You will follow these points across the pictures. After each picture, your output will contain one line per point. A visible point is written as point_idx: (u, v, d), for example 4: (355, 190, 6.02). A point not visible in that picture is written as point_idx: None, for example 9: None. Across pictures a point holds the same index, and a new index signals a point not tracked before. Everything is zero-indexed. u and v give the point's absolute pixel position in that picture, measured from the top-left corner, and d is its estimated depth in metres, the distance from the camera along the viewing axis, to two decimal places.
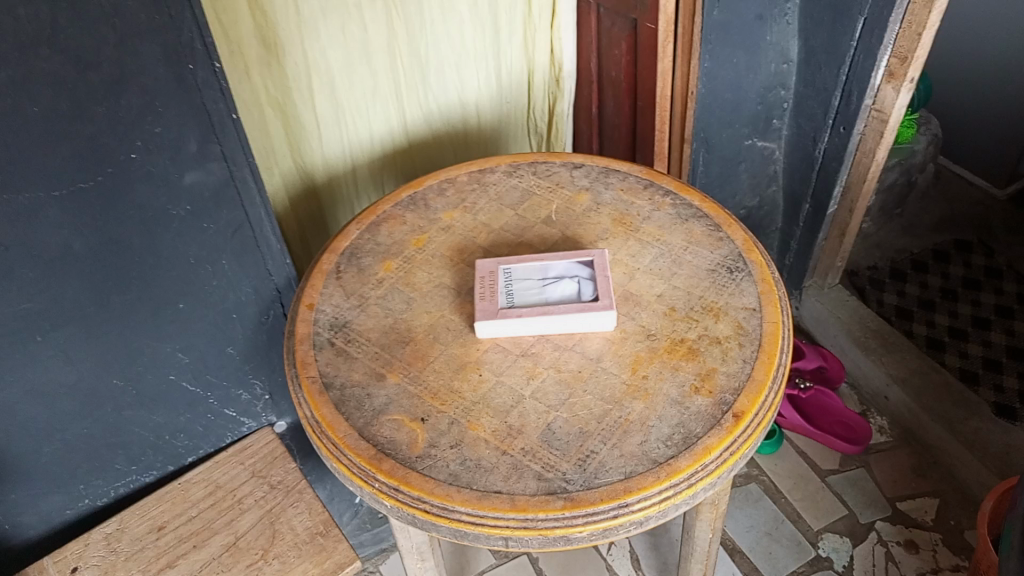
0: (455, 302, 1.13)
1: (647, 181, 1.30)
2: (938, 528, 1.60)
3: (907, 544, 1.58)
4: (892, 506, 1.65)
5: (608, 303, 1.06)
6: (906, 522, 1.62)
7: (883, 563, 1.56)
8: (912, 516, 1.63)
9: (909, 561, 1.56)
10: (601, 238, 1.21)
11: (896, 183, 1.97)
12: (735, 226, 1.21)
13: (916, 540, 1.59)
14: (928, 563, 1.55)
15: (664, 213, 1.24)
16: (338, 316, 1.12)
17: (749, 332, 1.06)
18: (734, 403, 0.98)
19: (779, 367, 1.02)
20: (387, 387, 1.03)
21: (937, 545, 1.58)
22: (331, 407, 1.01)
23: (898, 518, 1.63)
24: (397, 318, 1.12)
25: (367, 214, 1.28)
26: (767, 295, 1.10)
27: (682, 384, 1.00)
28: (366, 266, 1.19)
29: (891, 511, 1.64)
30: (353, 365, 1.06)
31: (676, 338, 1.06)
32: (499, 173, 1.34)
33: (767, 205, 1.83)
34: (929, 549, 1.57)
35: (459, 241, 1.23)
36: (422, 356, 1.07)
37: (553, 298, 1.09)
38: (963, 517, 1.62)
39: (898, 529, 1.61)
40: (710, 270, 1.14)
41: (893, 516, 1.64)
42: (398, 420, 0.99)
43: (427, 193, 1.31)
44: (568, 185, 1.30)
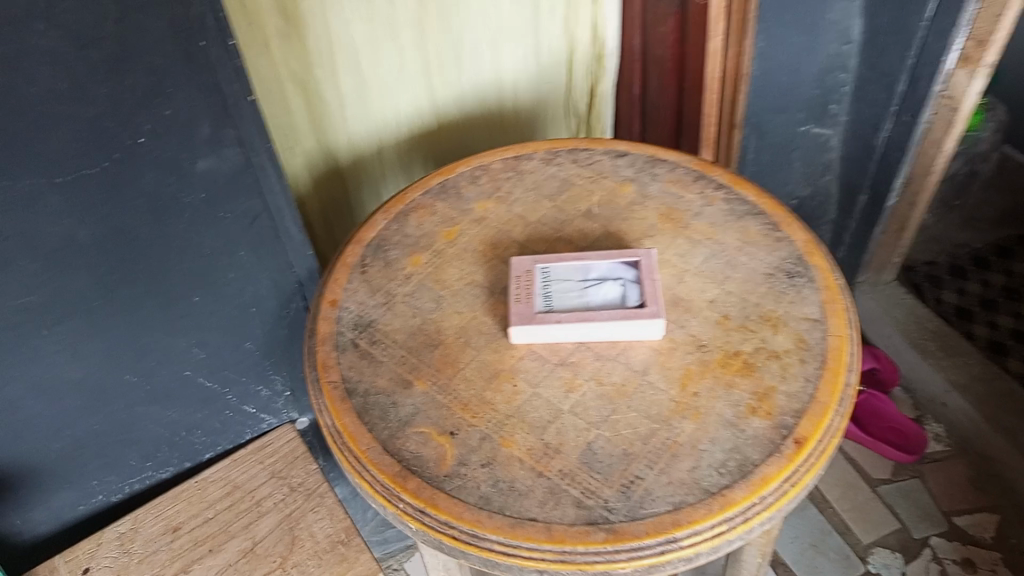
0: (489, 303, 1.05)
1: (698, 172, 1.20)
2: (997, 546, 1.51)
3: (964, 563, 1.49)
4: (947, 521, 1.56)
5: (655, 310, 0.97)
6: (962, 539, 1.53)
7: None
8: (969, 532, 1.54)
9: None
10: (648, 235, 1.11)
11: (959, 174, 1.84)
12: (795, 225, 1.10)
13: (973, 559, 1.50)
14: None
15: (716, 208, 1.14)
16: (363, 314, 1.04)
17: (811, 346, 0.96)
18: (796, 427, 0.89)
19: (846, 387, 0.93)
20: (414, 396, 0.95)
21: (996, 565, 1.48)
22: (355, 417, 0.94)
23: (954, 534, 1.54)
24: (426, 318, 1.04)
25: (395, 203, 1.19)
26: (831, 304, 1.01)
27: (736, 403, 0.92)
28: (394, 260, 1.11)
29: (947, 526, 1.56)
30: (378, 370, 0.98)
31: (729, 351, 0.97)
32: (537, 161, 1.25)
33: (821, 195, 1.70)
34: (988, 569, 1.48)
35: (493, 234, 1.14)
36: (452, 362, 0.98)
37: (596, 302, 1.00)
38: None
39: (954, 546, 1.52)
40: (767, 274, 1.05)
41: (949, 532, 1.55)
42: (425, 433, 0.92)
43: (458, 181, 1.22)
44: (611, 176, 1.20)
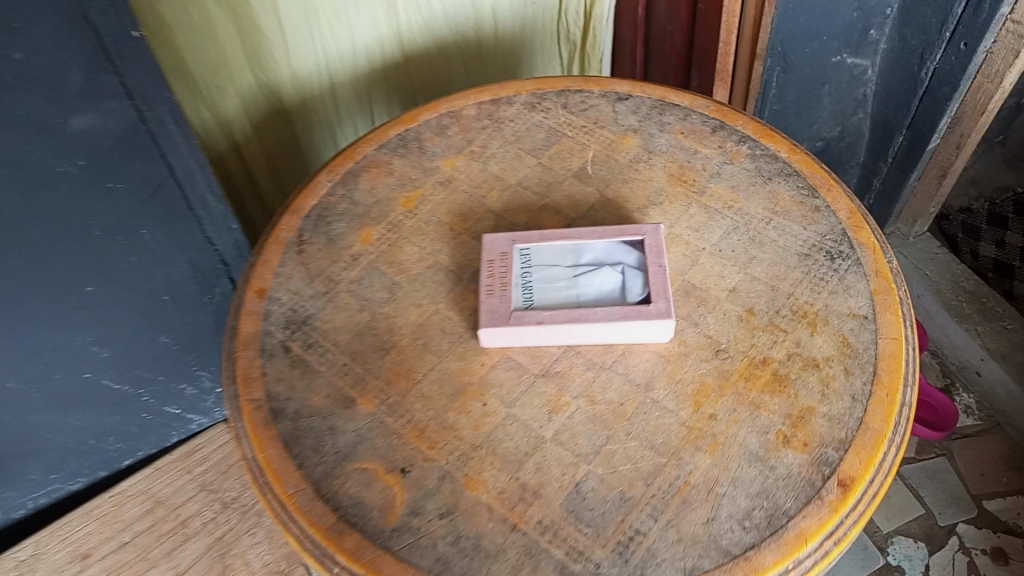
0: (454, 293, 0.84)
1: (717, 121, 0.96)
2: None
3: (995, 554, 1.33)
4: (977, 505, 1.38)
5: (664, 307, 0.76)
6: (994, 526, 1.36)
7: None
8: (1001, 518, 1.36)
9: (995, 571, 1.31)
10: (653, 203, 0.90)
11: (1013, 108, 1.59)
12: (836, 190, 0.89)
13: (1005, 550, 1.33)
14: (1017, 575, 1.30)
15: (739, 167, 0.92)
16: (297, 308, 0.84)
17: (858, 352, 0.76)
18: (841, 464, 0.70)
19: (903, 409, 0.73)
20: (357, 420, 0.76)
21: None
22: (279, 449, 0.74)
23: (983, 520, 1.36)
24: (375, 313, 0.83)
25: (343, 160, 0.96)
26: (884, 296, 0.80)
27: (765, 431, 0.72)
28: (337, 236, 0.89)
29: (977, 511, 1.37)
30: (312, 384, 0.78)
31: (755, 359, 0.77)
32: (518, 106, 1.01)
33: (850, 135, 1.44)
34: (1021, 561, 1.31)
35: (462, 202, 0.92)
36: (407, 373, 0.78)
37: (588, 296, 0.78)
38: None
39: (983, 535, 1.35)
40: (802, 255, 0.84)
41: (977, 518, 1.37)
42: (368, 471, 0.72)
43: (422, 131, 0.99)
44: (610, 126, 0.97)
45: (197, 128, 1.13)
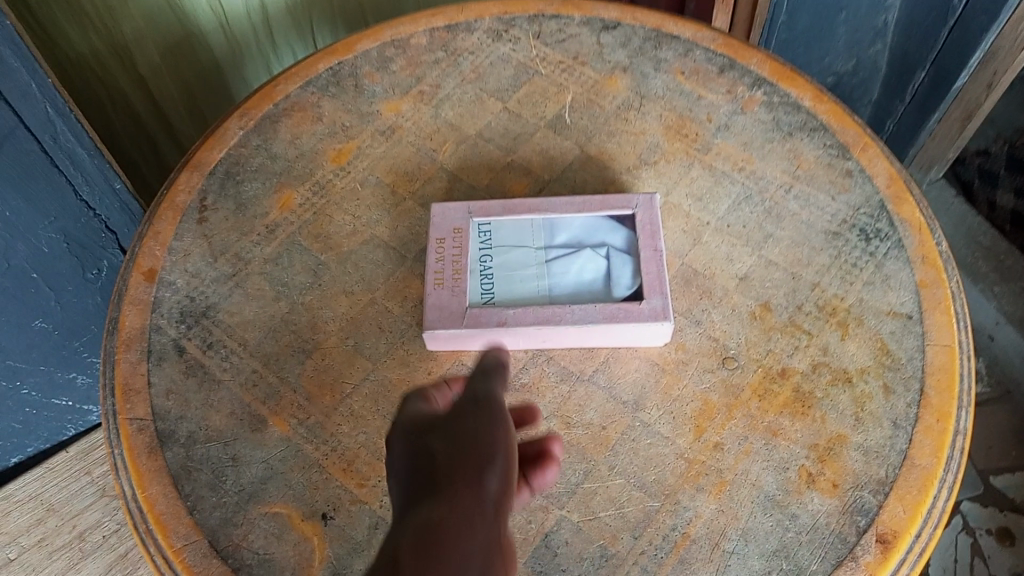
0: (394, 278, 0.67)
1: (725, 59, 0.78)
2: None
3: (1000, 534, 1.11)
4: (982, 480, 1.16)
5: (659, 306, 0.59)
6: (1000, 503, 1.14)
7: (966, 560, 1.09)
8: (1009, 495, 1.14)
9: (1000, 555, 1.09)
10: (646, 162, 0.72)
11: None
12: (872, 150, 0.72)
13: (1011, 530, 1.12)
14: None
15: (752, 118, 0.74)
16: (194, 296, 0.66)
17: (901, 364, 0.61)
18: (881, 514, 0.55)
19: (957, 438, 0.58)
20: (267, 447, 0.59)
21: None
22: (165, 486, 0.58)
23: (989, 497, 1.15)
24: (295, 304, 0.66)
25: (260, 101, 0.76)
26: (932, 291, 0.64)
27: (783, 468, 0.57)
28: (248, 200, 0.71)
29: (982, 487, 1.15)
30: (211, 399, 0.61)
31: (771, 371, 0.61)
32: (479, 34, 0.81)
33: (864, 70, 1.18)
34: None
35: (408, 158, 0.74)
36: (332, 386, 0.62)
37: (563, 288, 0.62)
38: None
39: (988, 513, 1.13)
40: (829, 234, 0.68)
41: (982, 495, 1.15)
42: (280, 516, 0.56)
43: (360, 65, 0.79)
44: (592, 63, 0.79)
45: (89, 62, 0.90)
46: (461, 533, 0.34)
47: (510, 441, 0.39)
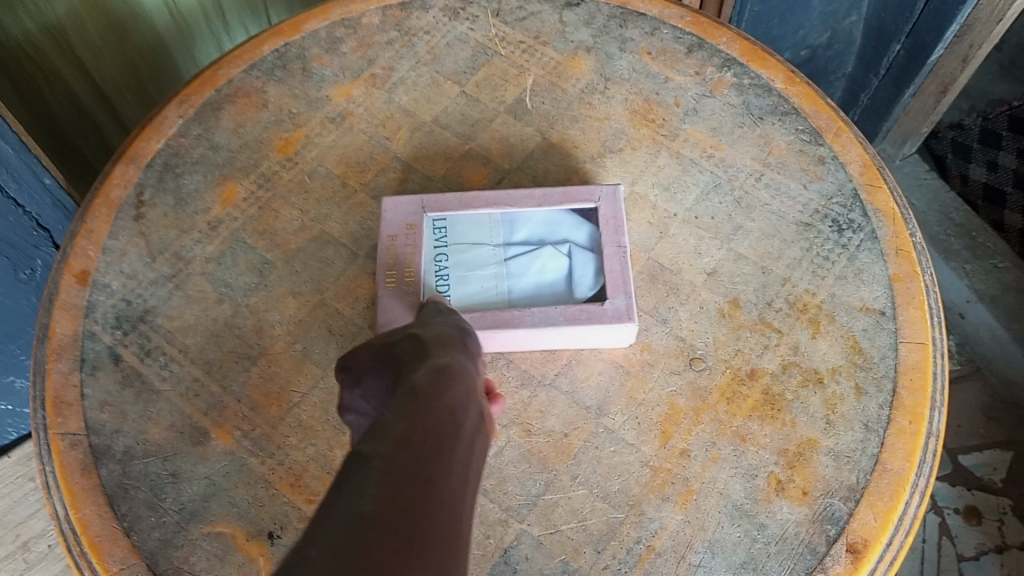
0: (345, 278, 0.63)
1: (693, 38, 0.74)
2: (1010, 492, 1.07)
3: (967, 513, 1.05)
4: (949, 459, 1.09)
5: (623, 307, 0.56)
6: (967, 482, 1.07)
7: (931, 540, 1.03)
8: (976, 475, 1.08)
9: (967, 535, 1.04)
10: (610, 150, 0.69)
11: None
12: (845, 135, 0.69)
13: (979, 508, 1.05)
14: (991, 540, 1.03)
15: (721, 101, 0.71)
16: (131, 300, 0.62)
17: (874, 362, 0.59)
18: (852, 521, 0.53)
19: (931, 440, 0.56)
20: (210, 462, 0.56)
21: (1004, 515, 1.05)
22: (100, 506, 0.54)
23: (956, 475, 1.08)
24: (240, 306, 0.62)
25: (202, 86, 0.71)
26: (907, 285, 0.62)
27: (751, 476, 0.55)
28: (188, 195, 0.66)
29: (948, 466, 1.09)
30: (150, 411, 0.58)
31: (740, 372, 0.59)
32: (435, 12, 0.77)
33: (840, 42, 1.13)
34: (995, 521, 1.04)
35: (359, 148, 0.70)
36: (279, 395, 0.59)
37: (523, 289, 0.59)
38: None
39: (957, 492, 1.07)
40: (801, 225, 0.65)
41: (950, 474, 1.08)
42: (224, 536, 0.53)
43: (309, 47, 0.74)
44: (554, 43, 0.75)
45: (23, 46, 0.83)
46: (458, 374, 0.41)
47: (466, 327, 0.48)
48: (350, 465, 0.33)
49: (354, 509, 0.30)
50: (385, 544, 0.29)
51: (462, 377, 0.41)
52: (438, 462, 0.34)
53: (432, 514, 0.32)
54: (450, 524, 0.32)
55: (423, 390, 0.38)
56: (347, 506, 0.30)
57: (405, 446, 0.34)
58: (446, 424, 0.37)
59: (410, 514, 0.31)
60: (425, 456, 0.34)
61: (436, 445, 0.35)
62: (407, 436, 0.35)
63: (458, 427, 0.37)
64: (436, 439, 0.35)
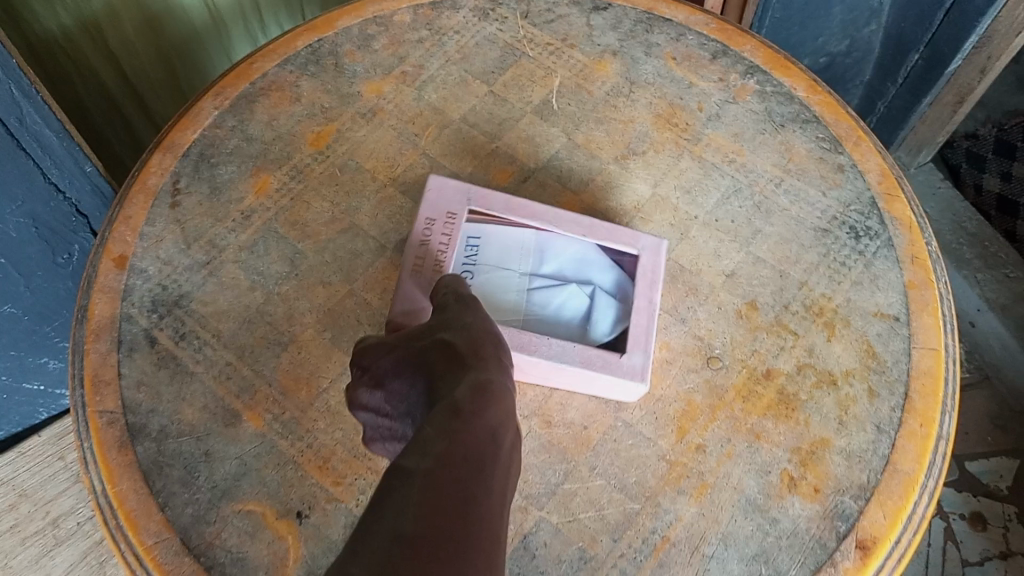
0: (373, 270, 0.65)
1: (717, 45, 0.76)
2: (1015, 500, 1.08)
3: (972, 519, 1.06)
4: (956, 466, 1.10)
5: (639, 365, 0.56)
6: (973, 489, 1.09)
7: (937, 546, 1.04)
8: (982, 482, 1.09)
9: (973, 541, 1.05)
10: (633, 152, 0.71)
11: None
12: (865, 145, 0.70)
13: (984, 515, 1.07)
14: (996, 545, 1.05)
15: (743, 108, 0.72)
16: (167, 285, 0.64)
17: (887, 366, 0.60)
18: (862, 519, 0.55)
19: (941, 443, 0.58)
20: (241, 443, 0.58)
21: (1010, 521, 1.06)
22: (136, 483, 0.56)
23: (963, 483, 1.09)
24: (271, 294, 0.64)
25: (237, 79, 0.73)
26: (921, 292, 0.63)
27: (765, 472, 0.57)
28: (223, 184, 0.68)
29: (956, 474, 1.10)
30: (184, 393, 0.59)
31: (756, 372, 0.60)
32: (465, 12, 0.79)
33: (857, 50, 1.14)
34: (999, 527, 1.06)
35: (389, 143, 0.71)
36: (308, 380, 0.61)
37: (539, 320, 0.59)
38: None
39: (963, 498, 1.08)
40: (819, 231, 0.66)
41: (957, 482, 1.09)
42: (255, 514, 0.55)
43: (341, 43, 0.76)
44: (581, 45, 0.76)
45: (57, 40, 0.86)
46: (496, 392, 0.42)
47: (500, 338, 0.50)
48: (394, 482, 0.36)
49: (393, 532, 0.33)
50: (427, 567, 0.31)
51: (497, 394, 0.43)
52: (476, 486, 0.36)
53: (471, 540, 0.34)
54: (488, 545, 0.34)
55: (463, 408, 0.40)
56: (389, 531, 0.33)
57: (445, 470, 0.36)
58: (484, 445, 0.38)
59: (451, 537, 0.33)
60: (464, 479, 0.36)
61: (475, 467, 0.37)
62: (448, 454, 0.37)
63: (495, 447, 0.39)
64: (475, 455, 0.38)
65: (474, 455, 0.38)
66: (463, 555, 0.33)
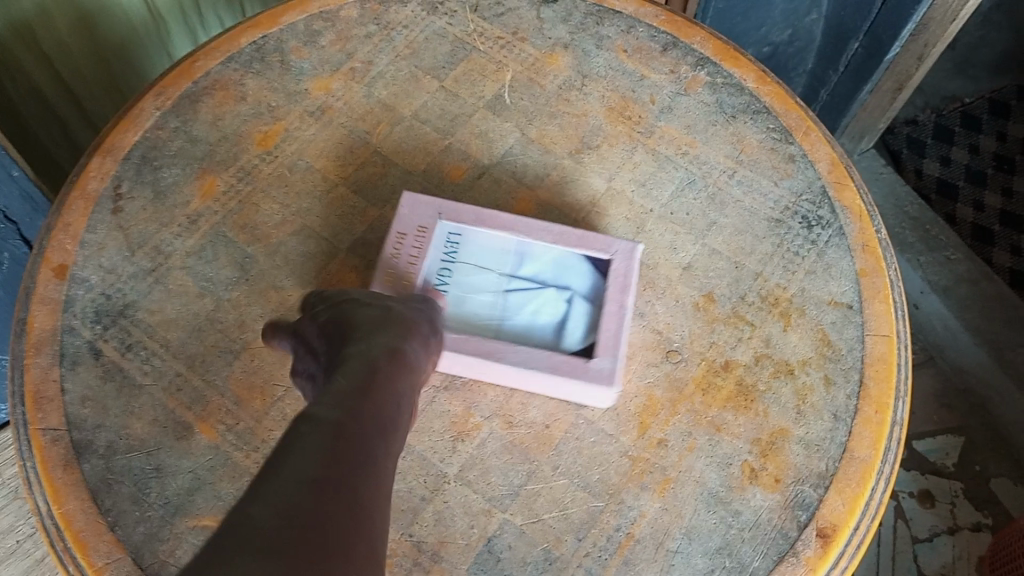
0: (327, 272, 0.64)
1: (668, 37, 0.76)
2: (960, 476, 1.11)
3: (921, 496, 1.09)
4: (905, 445, 1.13)
5: (608, 368, 0.56)
6: (922, 467, 1.11)
7: (892, 523, 1.07)
8: (930, 459, 1.12)
9: (923, 518, 1.07)
10: (587, 146, 0.70)
11: (981, 11, 1.42)
12: (814, 134, 0.71)
13: (932, 491, 1.09)
14: (943, 521, 1.07)
15: (694, 100, 0.73)
16: (110, 294, 0.61)
17: (841, 355, 0.61)
18: (820, 507, 0.56)
19: (895, 429, 0.59)
20: (194, 456, 0.56)
21: (956, 497, 1.09)
22: (83, 501, 0.54)
23: (912, 461, 1.11)
24: (221, 300, 0.62)
25: (179, 78, 0.71)
26: (873, 280, 0.64)
27: (726, 464, 0.57)
28: (167, 187, 0.66)
29: (905, 453, 1.12)
30: (132, 405, 0.57)
31: (714, 364, 0.61)
32: (414, 6, 0.77)
33: (800, 40, 1.15)
34: (947, 503, 1.08)
35: (339, 142, 0.70)
36: (262, 388, 0.59)
37: (512, 325, 0.58)
38: (992, 462, 1.12)
39: (911, 477, 1.10)
40: (772, 221, 0.67)
41: (907, 459, 1.12)
42: (211, 529, 0.54)
43: (287, 39, 0.74)
44: (532, 39, 0.76)
45: None
46: (410, 363, 0.46)
47: (438, 324, 0.53)
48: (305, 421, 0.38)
49: (302, 465, 0.35)
50: (329, 498, 0.34)
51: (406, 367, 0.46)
52: (379, 441, 0.39)
53: (366, 488, 0.36)
54: (379, 497, 0.37)
55: (376, 374, 0.44)
56: (293, 468, 0.35)
57: (352, 424, 0.39)
58: (391, 410, 0.42)
59: (348, 476, 0.36)
60: (368, 435, 0.39)
61: (379, 426, 0.40)
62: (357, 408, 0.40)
63: (398, 417, 0.43)
64: (379, 416, 0.41)
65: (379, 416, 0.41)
66: (361, 497, 0.35)
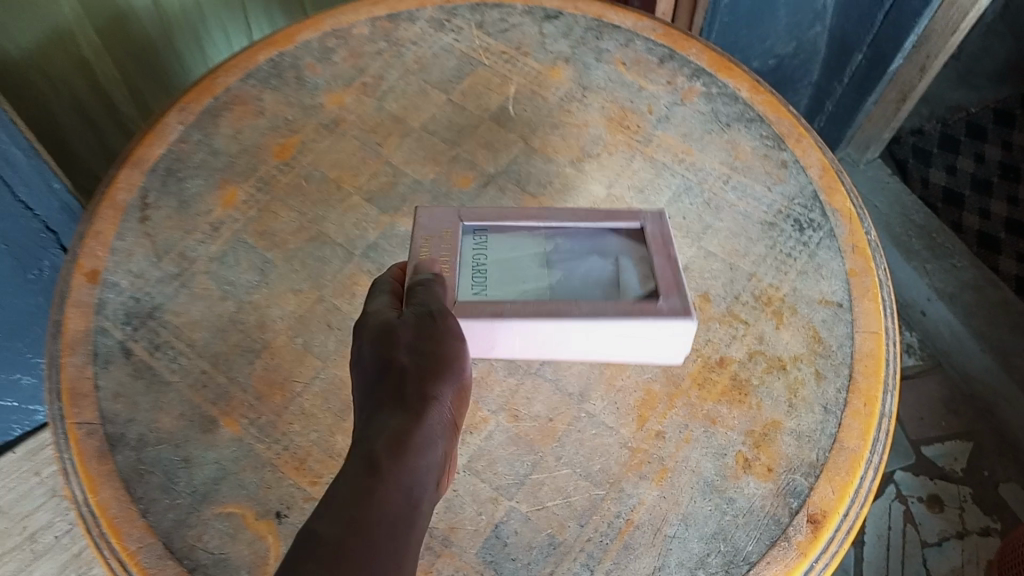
0: (342, 275, 0.67)
1: (664, 50, 0.80)
2: (969, 481, 1.12)
3: (930, 501, 1.10)
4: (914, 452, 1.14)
5: (679, 304, 0.53)
6: (930, 472, 1.13)
7: (901, 527, 1.08)
8: (938, 465, 1.13)
9: (930, 522, 1.08)
10: (589, 155, 0.74)
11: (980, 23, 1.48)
12: (805, 141, 0.75)
13: (941, 497, 1.11)
14: (952, 526, 1.08)
15: (690, 109, 0.76)
16: (140, 297, 0.65)
17: (831, 350, 0.64)
18: (811, 494, 0.59)
19: (883, 421, 0.62)
20: (219, 448, 0.60)
21: (964, 502, 1.10)
22: (117, 490, 0.58)
23: (920, 466, 1.13)
24: (243, 303, 0.66)
25: (200, 94, 0.75)
26: (862, 279, 0.67)
27: (721, 454, 0.60)
28: (191, 197, 0.70)
29: (913, 458, 1.14)
30: (161, 401, 0.61)
31: (710, 360, 0.64)
32: (422, 24, 0.82)
33: (805, 52, 1.18)
34: (955, 508, 1.10)
35: (352, 153, 0.74)
36: (282, 384, 0.63)
37: (567, 286, 0.56)
38: (998, 466, 1.14)
39: (920, 482, 1.12)
40: (765, 224, 0.70)
41: (913, 464, 1.13)
42: (235, 516, 0.57)
43: (302, 56, 0.78)
44: (535, 54, 0.80)
45: (32, 52, 0.88)
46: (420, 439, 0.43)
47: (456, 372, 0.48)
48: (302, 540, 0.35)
49: None
50: None
51: (425, 438, 0.43)
52: (389, 551, 0.36)
53: None
54: None
55: (380, 467, 0.40)
56: None
57: (357, 542, 0.35)
58: (403, 504, 0.38)
59: None
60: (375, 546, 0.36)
61: (391, 537, 0.37)
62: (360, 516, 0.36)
63: (410, 513, 0.39)
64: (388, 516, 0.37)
65: (389, 517, 0.37)
66: None
